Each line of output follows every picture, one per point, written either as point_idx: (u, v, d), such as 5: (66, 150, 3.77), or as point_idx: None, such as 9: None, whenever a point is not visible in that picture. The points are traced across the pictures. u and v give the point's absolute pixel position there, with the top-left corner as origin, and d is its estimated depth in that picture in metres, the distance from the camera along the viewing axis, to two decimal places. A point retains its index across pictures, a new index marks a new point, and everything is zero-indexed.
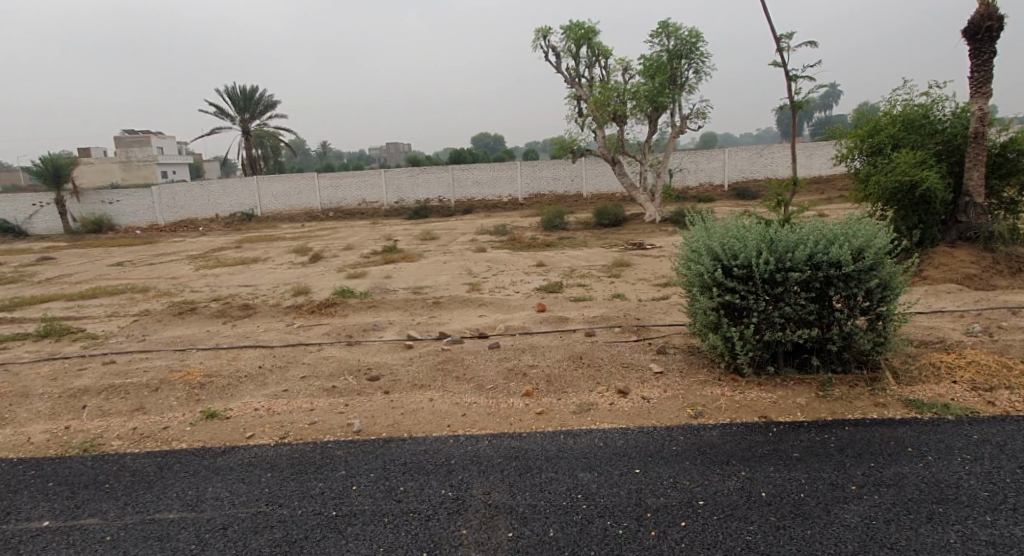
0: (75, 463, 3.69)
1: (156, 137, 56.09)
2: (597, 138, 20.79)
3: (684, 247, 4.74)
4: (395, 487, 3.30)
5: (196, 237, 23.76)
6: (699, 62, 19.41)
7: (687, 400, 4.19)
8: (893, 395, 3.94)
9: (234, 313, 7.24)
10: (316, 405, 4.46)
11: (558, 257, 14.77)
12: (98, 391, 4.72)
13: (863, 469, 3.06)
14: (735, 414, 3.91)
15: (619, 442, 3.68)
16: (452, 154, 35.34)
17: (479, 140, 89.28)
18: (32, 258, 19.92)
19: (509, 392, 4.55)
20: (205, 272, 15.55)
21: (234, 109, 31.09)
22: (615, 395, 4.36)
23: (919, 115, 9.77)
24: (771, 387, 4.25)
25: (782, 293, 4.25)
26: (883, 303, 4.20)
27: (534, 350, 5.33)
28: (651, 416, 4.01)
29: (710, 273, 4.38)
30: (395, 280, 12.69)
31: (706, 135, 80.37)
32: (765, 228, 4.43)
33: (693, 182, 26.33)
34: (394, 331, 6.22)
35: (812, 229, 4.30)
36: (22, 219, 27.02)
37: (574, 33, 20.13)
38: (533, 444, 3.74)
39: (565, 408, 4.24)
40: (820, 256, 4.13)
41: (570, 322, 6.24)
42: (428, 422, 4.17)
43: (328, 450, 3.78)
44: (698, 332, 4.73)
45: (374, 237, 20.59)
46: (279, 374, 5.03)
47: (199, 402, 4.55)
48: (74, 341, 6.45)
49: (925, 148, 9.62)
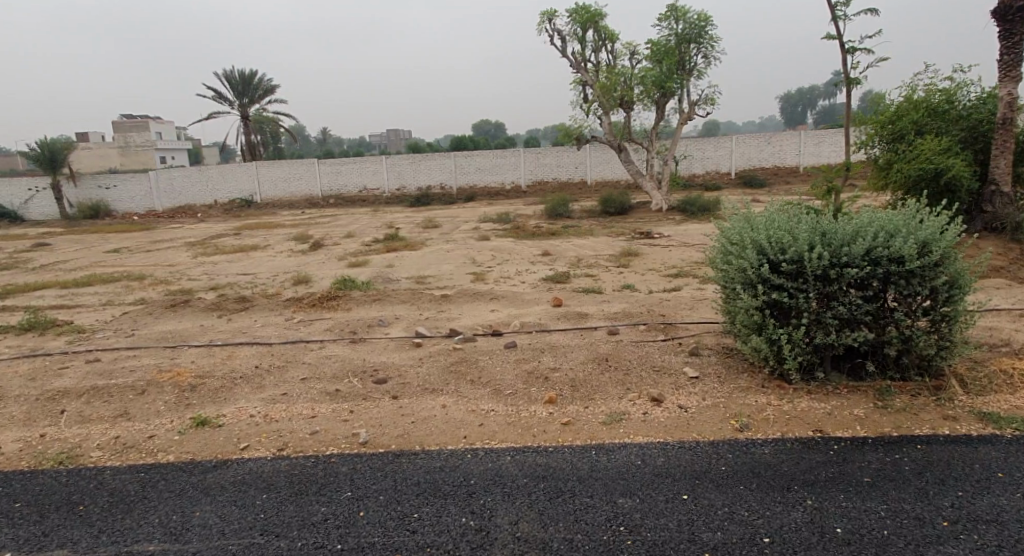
0: (46, 479, 3.26)
1: (155, 122, 55.07)
2: (603, 125, 20.26)
3: (725, 238, 4.32)
4: (408, 514, 2.89)
5: (195, 223, 23.28)
6: (708, 47, 18.86)
7: (730, 409, 3.78)
8: (964, 407, 3.60)
9: (230, 306, 6.80)
10: (318, 412, 4.04)
11: (565, 246, 14.29)
12: (79, 393, 4.29)
13: (951, 499, 2.74)
14: (785, 427, 3.50)
15: (659, 461, 3.27)
16: (454, 141, 34.78)
17: (479, 128, 88.86)
18: (27, 245, 19.47)
19: (530, 399, 4.13)
20: (204, 259, 15.12)
21: (233, 93, 30.51)
22: (648, 404, 3.94)
23: (942, 100, 9.28)
24: (823, 396, 3.83)
25: (834, 292, 3.83)
26: (949, 303, 3.78)
27: (555, 350, 4.90)
28: (692, 429, 3.60)
29: (755, 268, 3.95)
30: (398, 270, 12.24)
31: (709, 121, 79.64)
32: (816, 219, 4.01)
33: (699, 170, 25.82)
34: (401, 328, 5.79)
35: (869, 219, 3.87)
36: (18, 204, 26.51)
37: (580, 16, 19.54)
38: (562, 461, 3.34)
39: (594, 418, 3.83)
40: (880, 250, 3.71)
41: (590, 318, 5.80)
42: (442, 433, 3.76)
43: (333, 466, 3.36)
44: (737, 333, 4.30)
45: (375, 225, 20.09)
46: (277, 375, 4.61)
47: (189, 407, 4.11)
48: (59, 336, 6.00)
49: (949, 134, 9.13)
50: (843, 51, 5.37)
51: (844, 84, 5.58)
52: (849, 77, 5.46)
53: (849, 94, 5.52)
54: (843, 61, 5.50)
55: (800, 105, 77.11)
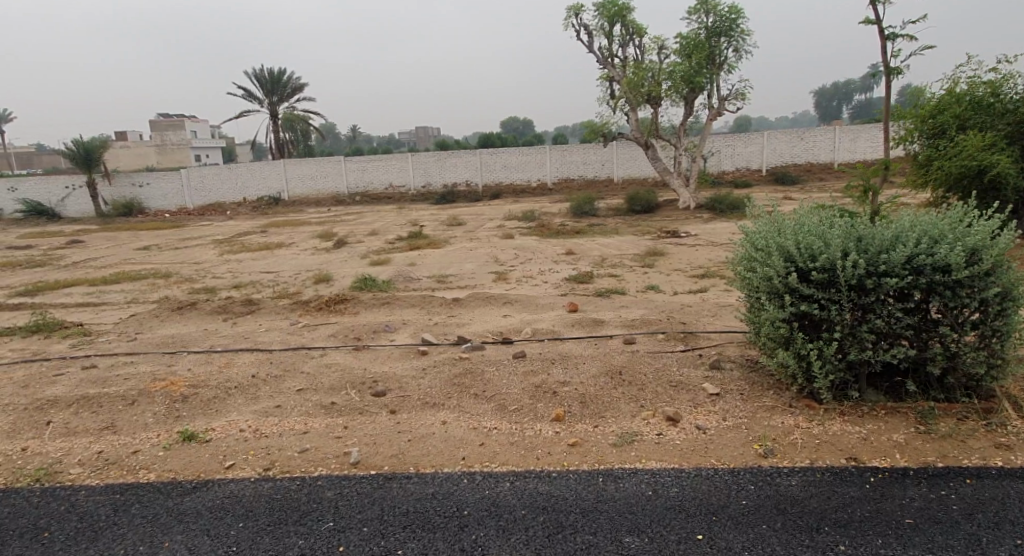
0: (17, 501, 3.12)
1: (190, 120, 56.10)
2: (630, 121, 19.81)
3: (749, 244, 3.97)
4: (392, 550, 2.64)
5: (223, 221, 23.47)
6: (740, 40, 18.28)
7: (753, 431, 3.45)
8: (1019, 435, 3.18)
9: (237, 309, 6.63)
10: (311, 427, 3.82)
11: (589, 245, 13.92)
12: (68, 403, 4.17)
13: (1007, 550, 2.37)
14: (815, 455, 3.15)
15: (672, 492, 2.95)
16: (481, 137, 34.68)
17: (507, 124, 88.59)
18: (61, 242, 19.80)
19: (536, 416, 3.84)
20: (229, 257, 15.15)
21: (262, 92, 30.74)
22: (663, 424, 3.61)
23: (988, 94, 8.61)
24: (858, 418, 3.44)
25: (870, 303, 3.45)
26: (1002, 316, 3.35)
27: (566, 361, 4.60)
28: (710, 453, 3.27)
29: (781, 277, 3.60)
30: (418, 269, 12.04)
31: (741, 116, 78.27)
32: (851, 222, 3.63)
33: (729, 167, 25.04)
34: (407, 334, 5.55)
35: (909, 223, 3.49)
36: (56, 202, 27.06)
37: (608, 10, 19.09)
38: (565, 489, 3.05)
39: (604, 439, 3.52)
40: (923, 257, 3.32)
41: (606, 326, 5.48)
42: (439, 453, 3.50)
43: (318, 491, 3.13)
44: (762, 346, 3.94)
45: (399, 223, 19.96)
46: (273, 386, 4.41)
47: (178, 420, 3.94)
48: (64, 339, 5.89)
49: (995, 130, 8.49)
50: (882, 38, 4.96)
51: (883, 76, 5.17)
52: (887, 68, 5.05)
53: (889, 85, 5.10)
54: (882, 49, 5.08)
55: (835, 100, 75.34)
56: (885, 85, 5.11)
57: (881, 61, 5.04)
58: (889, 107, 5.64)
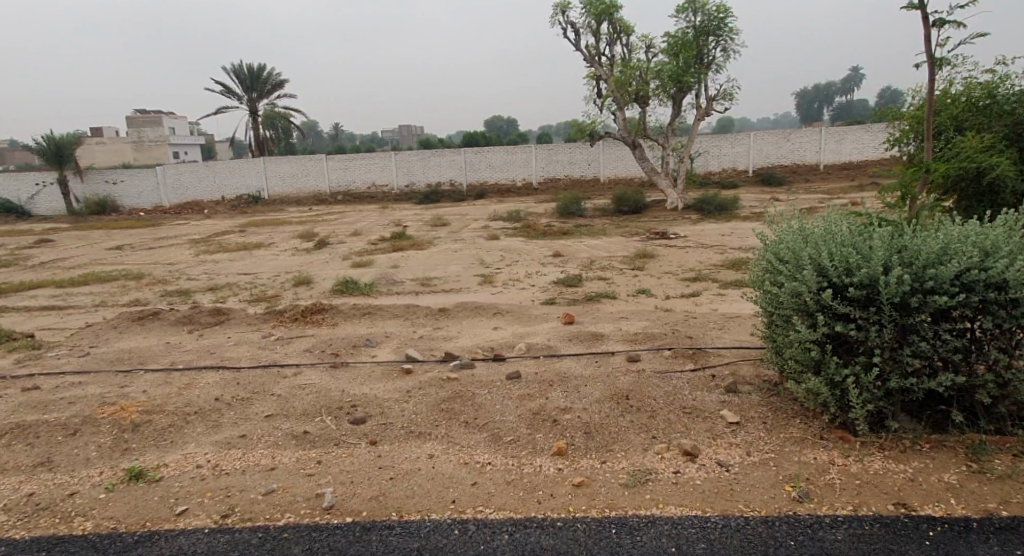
0: None
1: (168, 117, 54.84)
2: (617, 120, 19.42)
3: (772, 254, 3.58)
4: None
5: (200, 220, 22.72)
6: (728, 39, 17.95)
7: (784, 469, 3.05)
8: None
9: (204, 319, 6.08)
10: (279, 463, 3.34)
11: (577, 247, 13.54)
12: (2, 434, 3.65)
13: None
14: (859, 500, 2.77)
15: (699, 549, 2.54)
16: (464, 136, 34.16)
17: (491, 123, 87.93)
18: (30, 240, 18.96)
19: (536, 450, 3.40)
20: (205, 258, 14.51)
21: (241, 88, 29.96)
22: (681, 460, 3.20)
23: (984, 94, 6.92)
24: (900, 455, 3.06)
25: (915, 324, 3.06)
26: None
27: (566, 383, 4.15)
28: (738, 496, 2.87)
29: (812, 294, 3.20)
30: (402, 271, 11.52)
31: (723, 117, 78.39)
32: (890, 233, 3.24)
33: (716, 167, 24.87)
34: (389, 349, 5.08)
35: (957, 233, 3.11)
36: (25, 199, 26.06)
37: (595, 7, 18.68)
38: (577, 547, 2.61)
39: (613, 478, 3.10)
40: (975, 273, 2.94)
41: (606, 341, 5.06)
42: (425, 495, 3.04)
43: (283, 547, 2.66)
44: (786, 368, 3.55)
45: (382, 223, 19.40)
46: (239, 411, 3.92)
47: (125, 454, 3.43)
48: (10, 354, 5.32)
49: (991, 131, 6.72)
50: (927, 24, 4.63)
51: (926, 64, 4.79)
52: (932, 57, 4.71)
53: (932, 75, 4.79)
54: (926, 37, 4.69)
55: (816, 101, 75.66)
56: (928, 76, 4.78)
57: (925, 49, 4.70)
58: (930, 99, 5.15)
